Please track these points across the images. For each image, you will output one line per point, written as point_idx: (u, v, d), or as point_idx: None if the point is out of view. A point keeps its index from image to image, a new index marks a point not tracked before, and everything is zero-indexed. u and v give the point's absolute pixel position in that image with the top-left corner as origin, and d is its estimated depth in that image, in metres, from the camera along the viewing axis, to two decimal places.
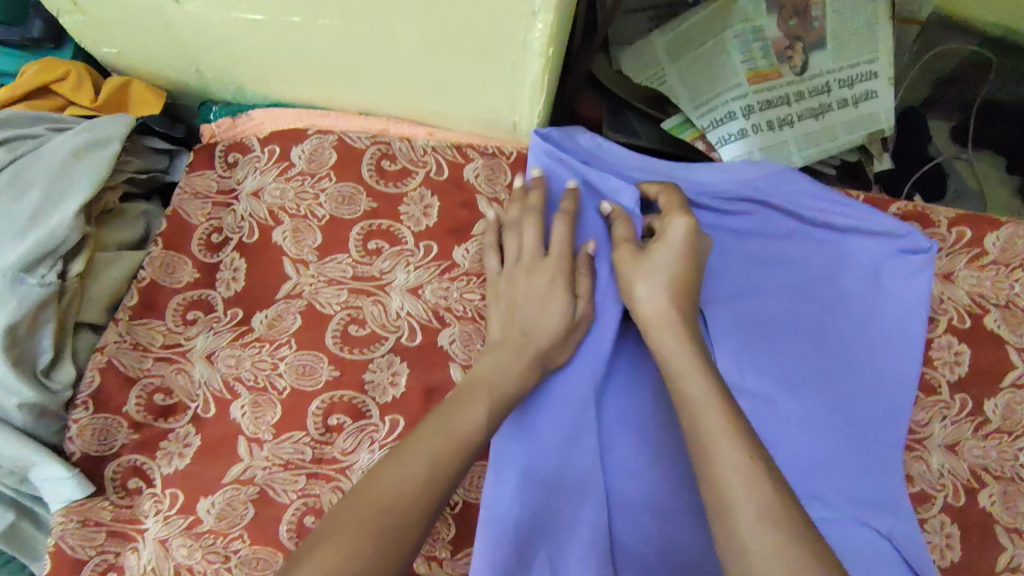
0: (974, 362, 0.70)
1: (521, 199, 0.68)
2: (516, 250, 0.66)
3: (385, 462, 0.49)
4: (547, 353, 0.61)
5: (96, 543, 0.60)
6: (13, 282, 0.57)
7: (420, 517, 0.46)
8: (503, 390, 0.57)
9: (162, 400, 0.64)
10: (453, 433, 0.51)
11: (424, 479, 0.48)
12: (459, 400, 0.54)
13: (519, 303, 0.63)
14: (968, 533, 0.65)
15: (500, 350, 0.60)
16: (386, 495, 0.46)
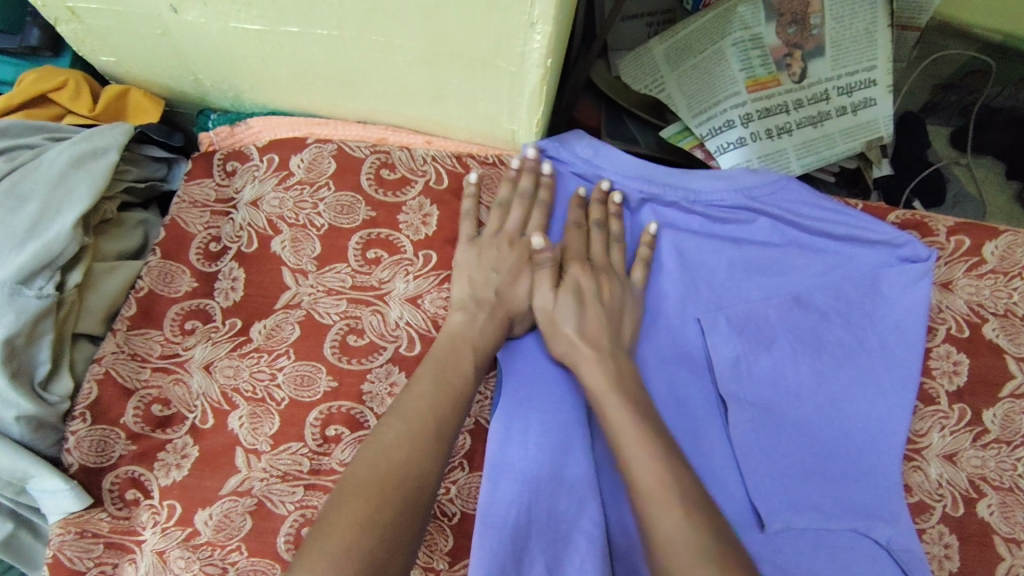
0: (972, 372, 0.70)
1: (512, 180, 0.70)
2: (496, 224, 0.68)
3: (388, 419, 0.54)
4: (515, 318, 0.66)
5: (94, 555, 0.61)
6: (12, 293, 0.56)
7: (433, 465, 0.52)
8: (485, 347, 0.62)
9: (159, 411, 0.64)
10: (448, 386, 0.57)
11: (429, 432, 0.53)
12: (448, 357, 0.60)
13: (493, 268, 0.66)
14: (966, 543, 0.66)
15: (475, 306, 0.64)
16: (398, 448, 0.51)
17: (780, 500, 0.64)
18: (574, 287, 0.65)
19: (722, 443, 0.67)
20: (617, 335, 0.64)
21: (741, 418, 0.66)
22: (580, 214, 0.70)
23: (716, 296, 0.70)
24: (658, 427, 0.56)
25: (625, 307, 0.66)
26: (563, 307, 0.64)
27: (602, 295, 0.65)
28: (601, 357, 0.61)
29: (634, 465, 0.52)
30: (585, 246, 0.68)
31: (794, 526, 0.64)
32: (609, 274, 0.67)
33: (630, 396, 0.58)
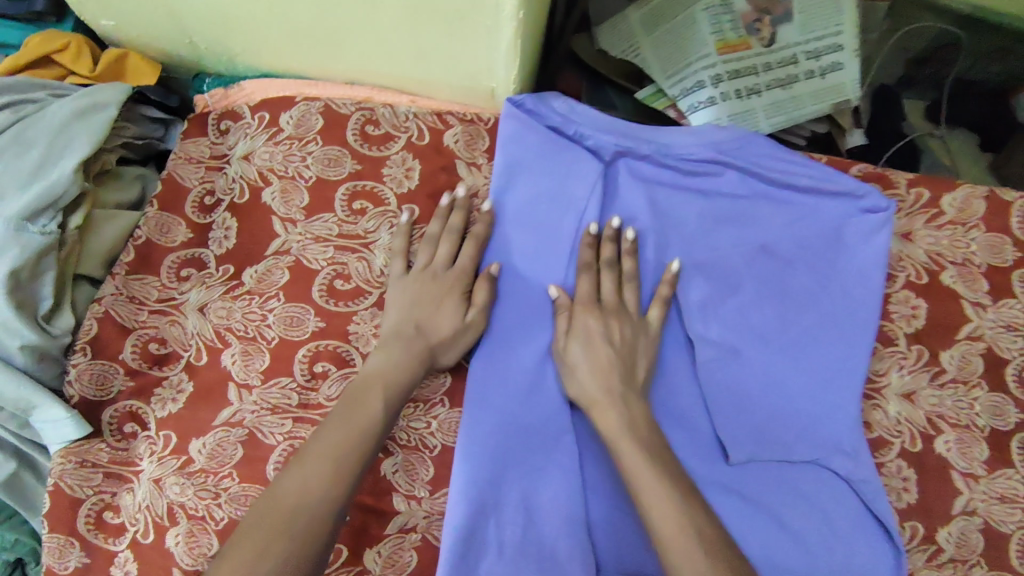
0: (930, 316, 0.73)
1: (442, 216, 0.70)
2: (425, 260, 0.69)
3: (291, 464, 0.56)
4: (437, 347, 0.65)
5: (93, 484, 0.65)
6: (17, 229, 0.59)
7: (324, 509, 0.54)
8: (399, 382, 0.62)
9: (156, 349, 0.68)
10: (353, 425, 0.58)
11: (326, 475, 0.55)
12: (361, 394, 0.61)
13: (416, 302, 0.66)
14: (924, 477, 0.70)
15: (394, 341, 0.64)
16: (292, 495, 0.54)
17: (746, 435, 0.68)
18: (583, 331, 0.65)
19: (691, 381, 0.70)
20: (630, 376, 0.64)
21: (708, 357, 0.69)
22: (591, 254, 0.69)
23: (687, 244, 0.72)
24: (678, 474, 0.57)
25: (638, 346, 0.66)
26: (575, 352, 0.65)
27: (612, 335, 0.65)
28: (613, 401, 0.62)
29: (656, 516, 0.54)
30: (595, 290, 0.68)
31: (758, 460, 0.68)
32: (620, 315, 0.67)
33: (645, 442, 0.59)
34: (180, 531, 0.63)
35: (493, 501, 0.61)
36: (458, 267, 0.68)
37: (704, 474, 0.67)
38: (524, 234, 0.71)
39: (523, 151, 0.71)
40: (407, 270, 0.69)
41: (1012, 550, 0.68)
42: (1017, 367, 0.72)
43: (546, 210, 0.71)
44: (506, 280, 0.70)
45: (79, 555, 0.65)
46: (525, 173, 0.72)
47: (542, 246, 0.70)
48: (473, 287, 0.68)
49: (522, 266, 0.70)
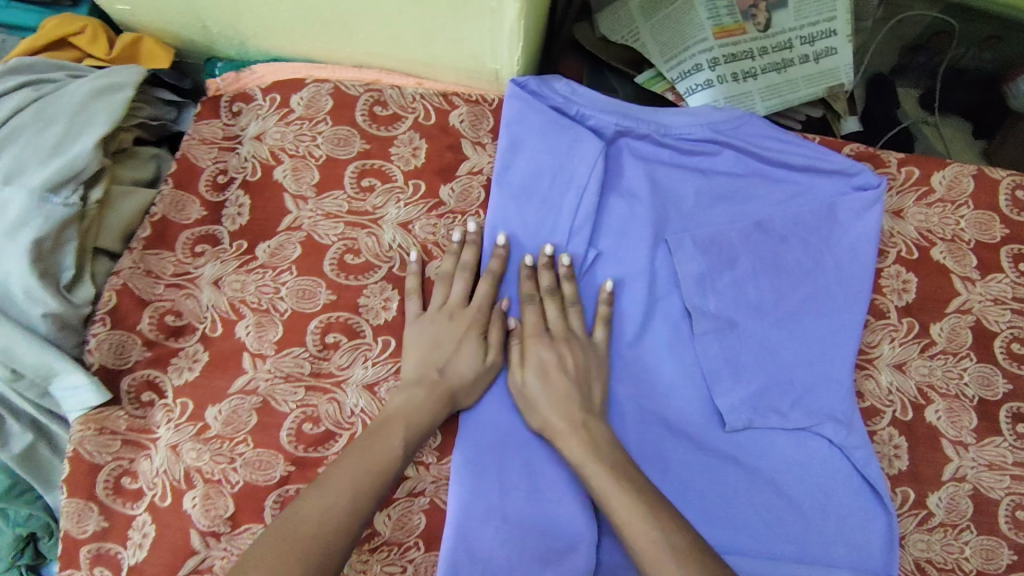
0: (920, 290, 0.76)
1: (455, 253, 0.71)
2: (442, 298, 0.70)
3: (310, 490, 0.56)
4: (459, 391, 0.66)
5: (112, 450, 0.67)
6: (40, 200, 0.61)
7: (340, 540, 0.54)
8: (419, 423, 0.63)
9: (172, 321, 0.70)
10: (373, 460, 0.59)
11: (345, 505, 0.56)
12: (381, 426, 0.62)
13: (435, 344, 0.67)
14: (915, 445, 0.72)
15: (415, 384, 0.65)
16: (312, 520, 0.54)
17: (744, 403, 0.70)
18: (537, 363, 0.67)
19: (690, 355, 0.72)
20: (588, 402, 0.66)
21: (705, 329, 0.72)
22: (531, 285, 0.70)
23: (685, 221, 0.75)
24: (647, 488, 0.59)
25: (592, 369, 0.68)
26: (531, 383, 0.66)
27: (565, 363, 0.66)
28: (574, 428, 0.63)
29: (630, 529, 0.56)
30: (541, 319, 0.69)
31: (755, 426, 0.70)
32: (570, 340, 0.68)
33: (608, 461, 0.61)
34: (196, 494, 0.65)
35: (498, 467, 0.66)
36: (474, 305, 0.69)
37: (699, 440, 0.70)
38: (529, 210, 0.73)
39: (526, 129, 0.74)
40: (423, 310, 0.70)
41: (1000, 516, 0.71)
42: (1005, 340, 0.75)
43: (549, 184, 0.73)
44: (511, 255, 0.72)
45: (98, 519, 0.66)
46: (528, 151, 0.74)
47: (543, 220, 0.73)
48: (490, 326, 0.69)
49: (526, 240, 0.72)
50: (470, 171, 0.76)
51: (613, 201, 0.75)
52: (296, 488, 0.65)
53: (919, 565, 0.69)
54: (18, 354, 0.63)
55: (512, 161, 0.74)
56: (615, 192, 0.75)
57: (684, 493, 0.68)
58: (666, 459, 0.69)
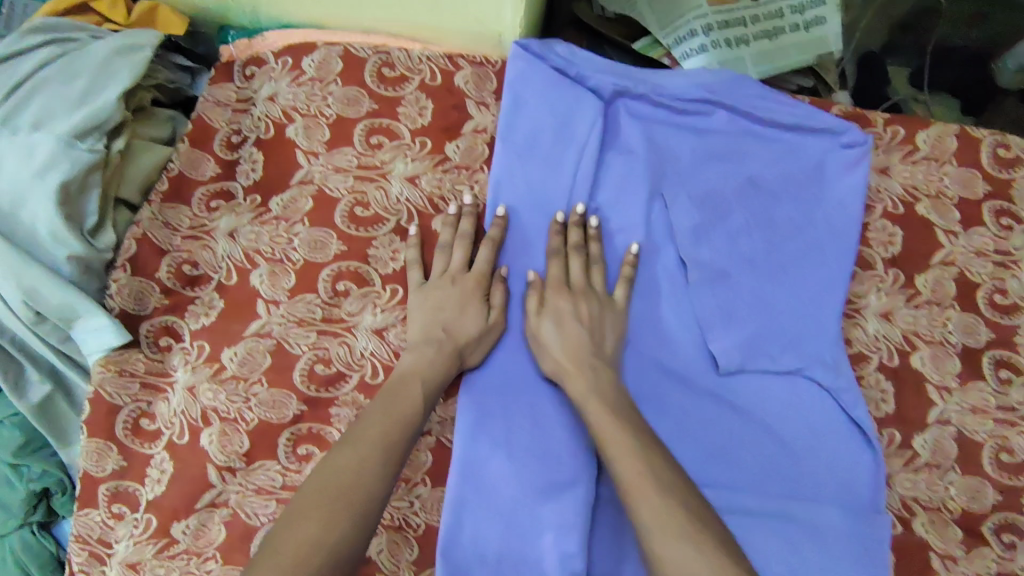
0: (905, 244, 0.79)
1: (452, 224, 0.73)
2: (442, 265, 0.72)
3: (341, 445, 0.58)
4: (465, 350, 0.68)
5: (130, 392, 0.70)
6: (68, 145, 0.65)
7: (382, 485, 0.56)
8: (434, 380, 0.65)
9: (189, 271, 0.73)
10: (396, 415, 0.61)
11: (378, 456, 0.57)
12: (399, 383, 0.64)
13: (439, 307, 0.69)
14: (902, 390, 0.75)
15: (424, 344, 0.67)
16: (350, 472, 0.56)
17: (736, 347, 0.74)
18: (554, 311, 0.70)
19: (687, 303, 0.75)
20: (599, 348, 0.68)
21: (700, 279, 0.75)
22: (558, 241, 0.73)
23: (681, 177, 0.78)
24: (643, 431, 0.61)
25: (605, 322, 0.70)
26: (546, 329, 0.69)
27: (581, 313, 0.69)
28: (582, 369, 0.66)
29: (618, 460, 0.58)
30: (565, 274, 0.72)
31: (746, 369, 0.74)
32: (588, 295, 0.71)
33: (610, 401, 0.64)
34: (213, 431, 0.68)
35: (501, 412, 0.69)
36: (475, 269, 0.71)
37: (693, 383, 0.74)
38: (530, 166, 0.76)
39: (528, 88, 0.78)
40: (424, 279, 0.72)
41: (985, 458, 0.74)
42: (987, 291, 0.78)
43: (550, 142, 0.77)
44: (512, 206, 0.75)
45: (116, 459, 0.69)
46: (531, 108, 0.77)
47: (543, 175, 0.76)
48: (490, 290, 0.71)
49: (528, 193, 0.75)
50: (474, 130, 0.79)
51: (613, 157, 0.78)
52: (309, 426, 0.69)
53: (904, 504, 0.73)
54: (44, 295, 0.66)
55: (513, 118, 0.77)
56: (612, 150, 0.79)
57: (679, 433, 0.71)
58: (663, 402, 0.72)
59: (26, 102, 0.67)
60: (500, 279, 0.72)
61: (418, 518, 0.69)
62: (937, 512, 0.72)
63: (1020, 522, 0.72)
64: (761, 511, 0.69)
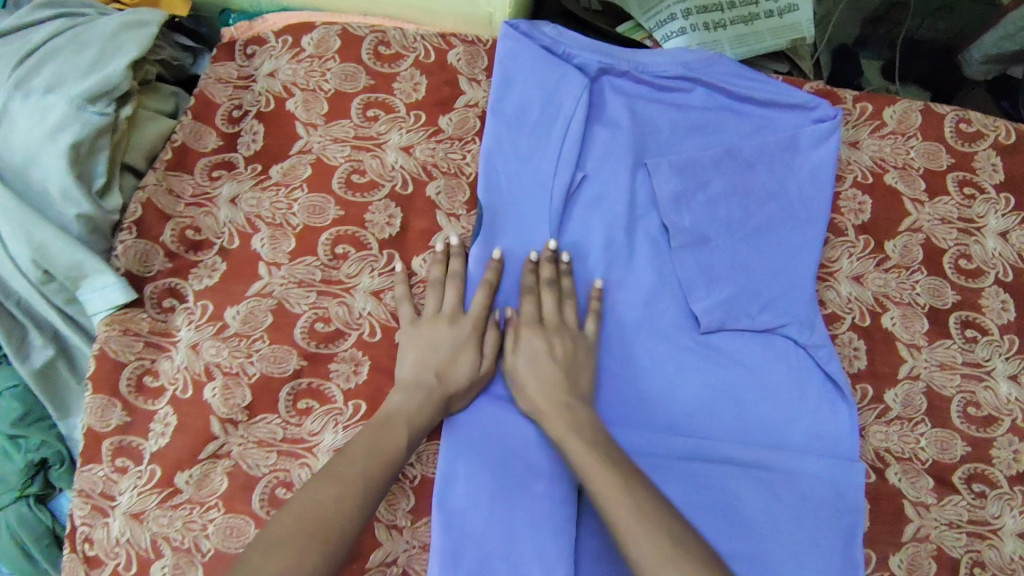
0: (874, 211, 0.84)
1: (442, 262, 0.74)
2: (435, 304, 0.72)
3: (319, 479, 0.59)
4: (453, 398, 0.68)
5: (134, 350, 0.72)
6: (79, 108, 0.69)
7: (355, 528, 0.56)
8: (420, 422, 0.65)
9: (192, 236, 0.76)
10: (381, 451, 0.62)
11: (357, 496, 0.58)
12: (385, 421, 0.64)
13: (432, 348, 0.69)
14: (874, 348, 0.79)
15: (413, 387, 0.67)
16: (324, 508, 0.56)
17: (717, 306, 0.77)
18: (529, 348, 0.69)
19: (669, 266, 0.79)
20: (573, 385, 0.68)
21: (681, 243, 0.79)
22: (531, 278, 0.73)
23: (662, 148, 0.83)
24: (624, 466, 0.60)
25: (580, 356, 0.70)
26: (521, 365, 0.69)
27: (555, 350, 0.69)
28: (558, 407, 0.66)
29: (604, 496, 0.58)
30: (538, 310, 0.72)
31: (726, 328, 0.77)
32: (561, 331, 0.71)
33: (590, 438, 0.63)
34: (216, 385, 0.71)
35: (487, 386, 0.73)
36: (472, 314, 0.71)
37: (680, 343, 0.77)
38: (520, 137, 0.80)
39: (517, 62, 0.82)
40: (416, 313, 0.72)
41: (954, 412, 0.77)
42: (952, 256, 0.82)
43: (539, 114, 0.80)
44: (501, 172, 0.78)
45: (121, 414, 0.71)
46: (520, 82, 0.81)
47: (532, 146, 0.80)
48: (485, 334, 0.72)
49: (518, 163, 0.79)
50: (466, 104, 0.83)
51: (599, 127, 0.82)
52: (309, 381, 0.71)
53: (878, 455, 0.76)
54: (53, 253, 0.70)
55: (502, 92, 0.81)
56: (598, 122, 0.83)
57: (665, 389, 0.75)
58: (646, 357, 0.76)
59: (38, 69, 0.70)
60: (496, 323, 0.73)
61: (414, 469, 0.71)
62: (909, 463, 0.76)
63: (987, 471, 0.76)
64: (743, 460, 0.73)
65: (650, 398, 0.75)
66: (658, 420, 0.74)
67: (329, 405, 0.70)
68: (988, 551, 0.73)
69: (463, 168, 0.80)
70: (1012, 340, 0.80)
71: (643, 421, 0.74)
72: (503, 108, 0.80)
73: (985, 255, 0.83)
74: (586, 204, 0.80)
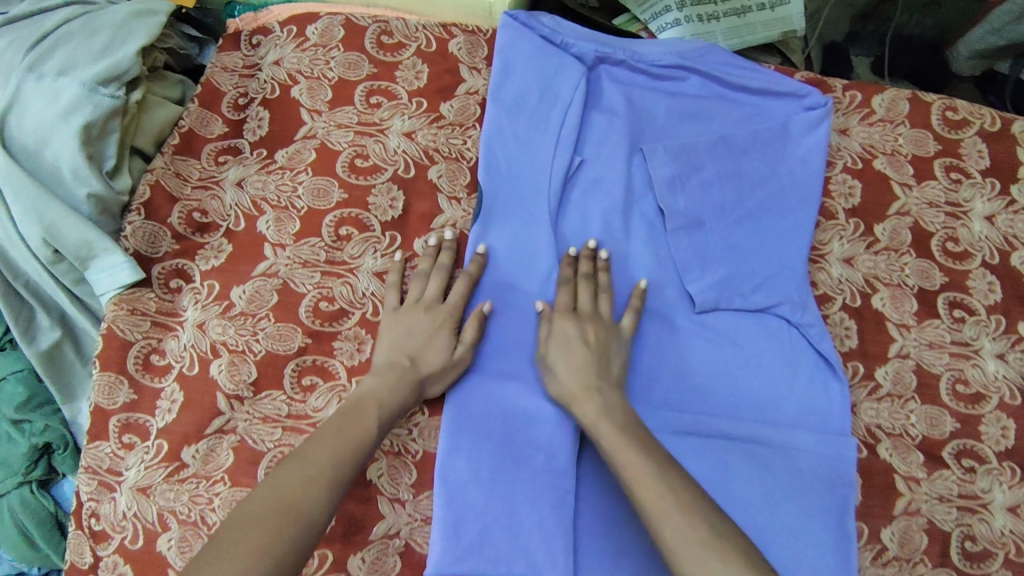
0: (863, 195, 0.86)
1: (431, 255, 0.75)
2: (417, 292, 0.73)
3: (287, 462, 0.58)
4: (426, 381, 0.69)
5: (141, 329, 0.74)
6: (91, 91, 0.71)
7: (325, 508, 0.55)
8: (391, 404, 0.65)
9: (198, 218, 0.78)
10: (353, 431, 0.61)
11: (327, 476, 0.57)
12: (356, 404, 0.64)
13: (409, 333, 0.70)
14: (865, 327, 0.81)
15: (386, 369, 0.68)
16: (291, 488, 0.55)
17: (710, 287, 0.79)
18: (561, 335, 0.70)
19: (664, 247, 0.81)
20: (604, 369, 0.69)
21: (676, 226, 0.81)
22: (569, 271, 0.75)
23: (657, 135, 0.85)
24: (654, 448, 0.60)
25: (612, 346, 0.71)
26: (553, 354, 0.70)
27: (588, 338, 0.70)
28: (590, 390, 0.66)
29: (635, 478, 0.57)
30: (571, 300, 0.73)
31: (720, 308, 0.79)
32: (595, 321, 0.71)
33: (620, 421, 0.63)
34: (222, 362, 0.72)
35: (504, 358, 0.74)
36: (449, 301, 0.72)
37: (676, 321, 0.79)
38: (520, 123, 0.82)
39: (515, 51, 0.84)
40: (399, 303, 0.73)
41: (943, 389, 0.79)
42: (940, 239, 0.85)
43: (537, 101, 0.83)
44: (501, 156, 0.80)
45: (127, 392, 0.73)
46: (519, 70, 0.84)
47: (531, 131, 0.81)
48: (463, 323, 0.72)
49: (518, 148, 0.81)
50: (467, 92, 0.85)
51: (596, 114, 0.85)
52: (313, 358, 0.73)
53: (870, 431, 0.78)
54: (63, 232, 0.71)
55: (501, 79, 0.83)
56: (595, 110, 0.85)
57: (663, 366, 0.77)
58: (642, 336, 0.78)
59: (52, 51, 0.73)
60: (480, 314, 0.72)
61: (416, 444, 0.73)
62: (900, 439, 0.78)
63: (976, 447, 0.78)
64: (736, 434, 0.75)
65: (648, 374, 0.77)
66: (656, 394, 0.76)
67: (333, 382, 0.72)
68: (978, 525, 0.75)
69: (464, 153, 0.82)
70: (999, 321, 0.82)
71: (641, 396, 0.76)
72: (503, 95, 0.83)
73: (972, 239, 0.85)
74: (583, 187, 0.82)
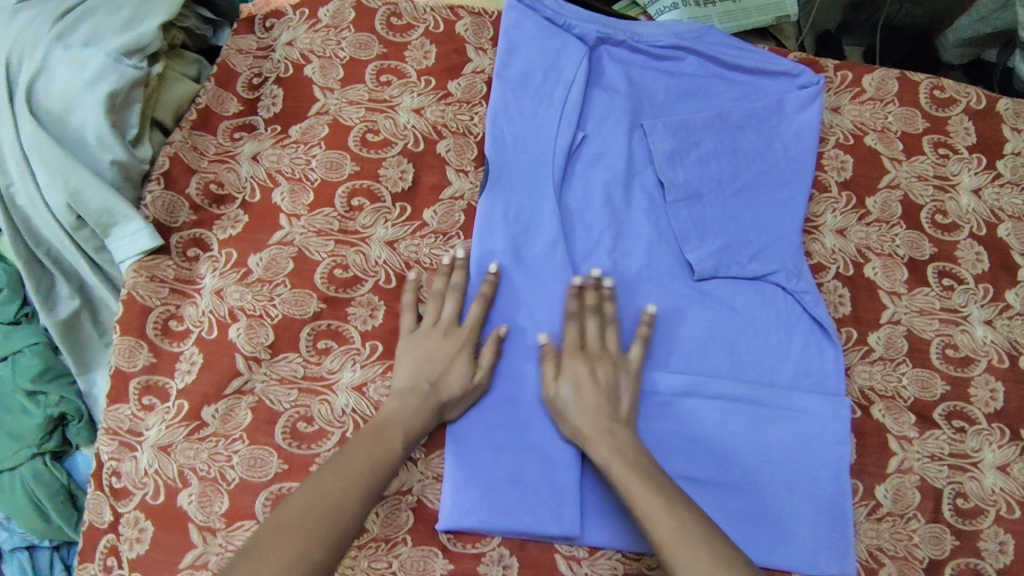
0: (855, 169, 0.90)
1: (444, 274, 0.76)
2: (432, 318, 0.74)
3: (321, 473, 0.61)
4: (447, 406, 0.70)
5: (160, 295, 0.76)
6: (116, 60, 0.76)
7: (356, 519, 0.59)
8: (418, 422, 0.68)
9: (215, 189, 0.81)
10: (381, 448, 0.64)
11: (359, 490, 0.60)
12: (385, 421, 0.67)
13: (427, 359, 0.71)
14: (857, 295, 0.84)
15: (409, 394, 0.69)
16: (326, 501, 0.58)
17: (709, 255, 0.82)
18: (572, 374, 0.71)
19: (663, 219, 0.84)
20: (615, 408, 0.70)
21: (676, 198, 0.84)
22: (576, 303, 0.75)
23: (657, 112, 0.88)
24: (670, 491, 0.63)
25: (621, 382, 0.72)
26: (564, 393, 0.71)
27: (597, 376, 0.71)
28: (602, 431, 0.68)
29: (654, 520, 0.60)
30: (580, 336, 0.74)
31: (719, 275, 0.82)
32: (602, 359, 0.72)
33: (635, 463, 0.65)
34: (240, 326, 0.75)
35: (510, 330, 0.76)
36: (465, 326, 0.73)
37: (676, 287, 0.82)
38: (525, 100, 0.85)
39: (520, 30, 0.87)
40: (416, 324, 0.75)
41: (933, 353, 0.82)
42: (929, 212, 0.88)
43: (542, 79, 0.86)
44: (507, 131, 0.83)
45: (147, 355, 0.75)
46: (524, 49, 0.87)
47: (535, 107, 0.85)
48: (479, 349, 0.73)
49: (523, 124, 0.84)
50: (473, 71, 0.89)
51: (597, 91, 0.88)
52: (328, 322, 0.75)
53: (863, 393, 0.81)
54: (85, 198, 0.74)
55: (507, 59, 0.86)
56: (596, 87, 0.88)
57: (664, 331, 0.80)
58: (644, 301, 0.81)
59: (76, 25, 0.77)
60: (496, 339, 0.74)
61: None
62: (892, 400, 0.81)
63: (965, 408, 0.81)
64: (737, 396, 0.78)
65: (653, 339, 0.79)
66: (658, 358, 0.79)
67: (346, 345, 0.75)
68: (970, 483, 0.78)
69: (471, 128, 0.85)
70: (987, 289, 0.85)
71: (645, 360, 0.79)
72: (508, 73, 0.86)
73: (960, 211, 0.88)
74: (586, 161, 0.85)
